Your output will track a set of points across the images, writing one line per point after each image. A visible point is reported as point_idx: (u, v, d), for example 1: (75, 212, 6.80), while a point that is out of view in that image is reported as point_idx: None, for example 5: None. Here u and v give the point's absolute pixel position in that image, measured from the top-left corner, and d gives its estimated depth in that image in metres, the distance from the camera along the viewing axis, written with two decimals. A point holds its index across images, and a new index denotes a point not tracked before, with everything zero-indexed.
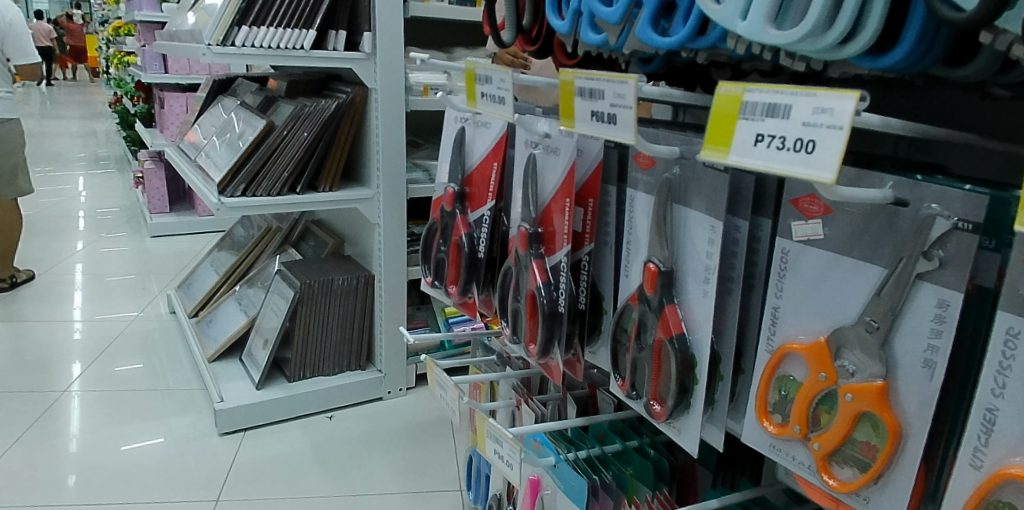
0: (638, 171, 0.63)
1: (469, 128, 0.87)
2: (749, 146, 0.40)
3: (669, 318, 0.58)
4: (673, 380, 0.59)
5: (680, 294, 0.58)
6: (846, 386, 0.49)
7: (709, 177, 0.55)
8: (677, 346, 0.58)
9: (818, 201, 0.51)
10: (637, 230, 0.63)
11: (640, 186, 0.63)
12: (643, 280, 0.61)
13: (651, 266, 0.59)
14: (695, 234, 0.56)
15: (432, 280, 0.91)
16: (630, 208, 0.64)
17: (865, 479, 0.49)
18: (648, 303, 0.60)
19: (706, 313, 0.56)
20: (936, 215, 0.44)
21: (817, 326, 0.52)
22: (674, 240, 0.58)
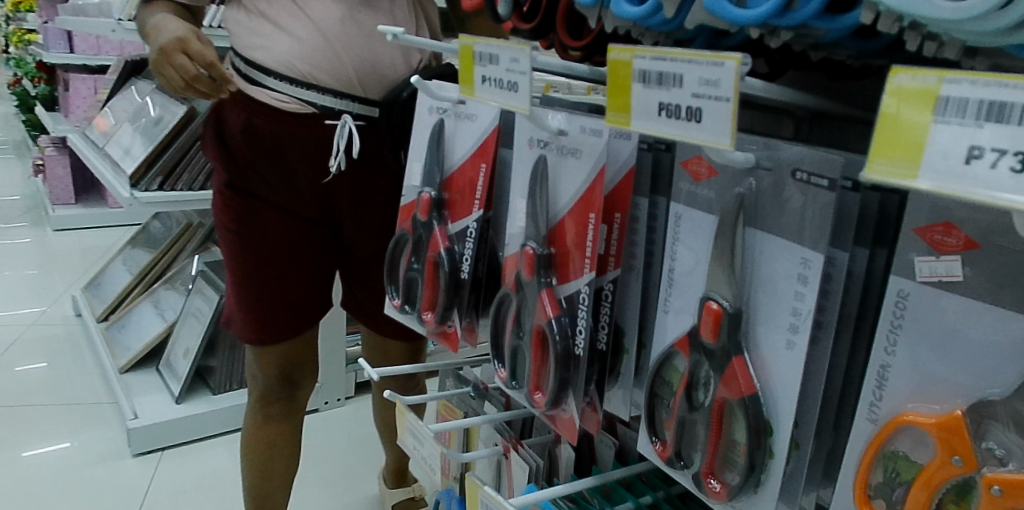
0: (686, 182, 0.49)
1: (448, 120, 0.71)
2: (958, 165, 0.26)
3: (738, 374, 0.46)
4: (743, 449, 0.47)
5: (752, 342, 0.46)
6: (992, 479, 0.37)
7: (800, 195, 0.41)
8: (749, 410, 0.45)
9: (955, 232, 0.38)
10: (684, 256, 0.50)
11: (688, 201, 0.49)
12: (698, 324, 0.47)
13: (713, 306, 0.46)
14: (778, 268, 0.43)
15: (401, 303, 0.75)
16: (674, 228, 0.50)
17: None
18: (709, 353, 0.47)
19: (791, 371, 0.43)
20: None
21: (949, 394, 0.39)
22: (745, 272, 0.45)
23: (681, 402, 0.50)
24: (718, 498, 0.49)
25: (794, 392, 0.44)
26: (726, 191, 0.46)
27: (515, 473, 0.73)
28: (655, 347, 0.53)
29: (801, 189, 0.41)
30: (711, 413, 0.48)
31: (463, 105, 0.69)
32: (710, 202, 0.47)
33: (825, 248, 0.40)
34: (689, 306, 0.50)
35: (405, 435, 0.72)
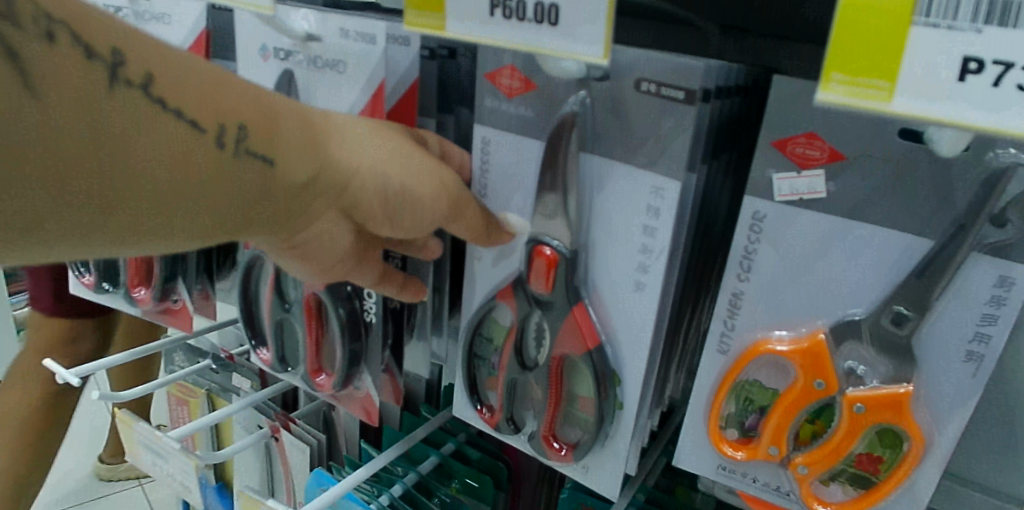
0: (492, 99, 0.39)
1: (127, 23, 0.50)
2: (947, 82, 0.20)
3: (582, 324, 0.39)
4: (590, 404, 0.41)
5: (593, 284, 0.39)
6: (856, 396, 0.35)
7: (651, 108, 0.34)
8: (597, 361, 0.39)
9: (818, 144, 0.33)
10: (497, 190, 0.41)
11: (497, 122, 0.39)
12: (527, 275, 0.40)
13: (549, 251, 0.38)
14: (624, 200, 0.36)
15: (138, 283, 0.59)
16: (482, 157, 0.41)
17: (869, 505, 0.36)
18: (544, 308, 0.40)
19: (642, 316, 0.37)
20: (1017, 166, 0.30)
21: (804, 314, 0.36)
22: (582, 208, 0.38)
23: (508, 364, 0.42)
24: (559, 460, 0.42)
25: (648, 338, 0.37)
26: (549, 110, 0.37)
27: (291, 457, 0.59)
28: (468, 301, 0.44)
29: (649, 102, 0.34)
30: (551, 371, 0.41)
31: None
32: (527, 122, 0.38)
33: (689, 174, 0.34)
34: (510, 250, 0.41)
35: (140, 452, 0.55)
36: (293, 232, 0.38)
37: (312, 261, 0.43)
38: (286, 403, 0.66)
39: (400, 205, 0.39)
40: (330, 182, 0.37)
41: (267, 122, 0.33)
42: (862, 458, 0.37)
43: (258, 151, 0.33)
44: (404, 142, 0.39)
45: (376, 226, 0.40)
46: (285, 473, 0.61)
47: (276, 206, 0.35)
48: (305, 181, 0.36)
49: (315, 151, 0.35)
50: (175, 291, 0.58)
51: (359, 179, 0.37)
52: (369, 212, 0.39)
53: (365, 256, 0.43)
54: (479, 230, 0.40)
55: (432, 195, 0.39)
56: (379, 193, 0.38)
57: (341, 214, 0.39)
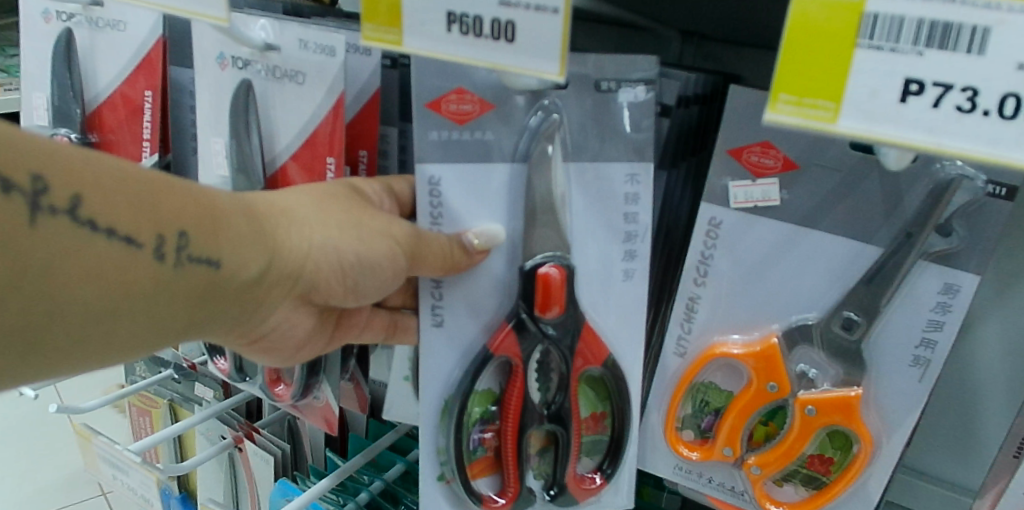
0: (440, 132, 0.37)
1: (79, 30, 0.49)
2: (889, 103, 0.21)
3: (591, 341, 0.39)
4: (601, 422, 0.42)
5: (585, 298, 0.39)
6: (807, 399, 0.36)
7: (621, 109, 0.36)
8: (612, 374, 0.40)
9: (771, 153, 0.34)
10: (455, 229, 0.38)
11: (448, 157, 0.37)
12: (526, 303, 0.38)
13: (557, 269, 0.37)
14: (602, 194, 0.38)
15: None
16: (432, 205, 0.38)
17: (819, 503, 0.38)
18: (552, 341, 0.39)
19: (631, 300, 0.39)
20: (960, 177, 0.31)
21: (760, 319, 0.37)
22: (542, 228, 0.37)
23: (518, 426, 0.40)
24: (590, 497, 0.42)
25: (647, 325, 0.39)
26: (507, 124, 0.37)
27: (255, 467, 0.58)
28: (441, 374, 0.40)
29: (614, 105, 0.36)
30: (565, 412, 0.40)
31: (100, 7, 0.48)
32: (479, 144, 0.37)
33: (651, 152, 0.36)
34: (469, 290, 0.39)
35: (100, 465, 0.53)
36: (253, 321, 0.37)
37: (275, 350, 0.42)
38: (249, 411, 0.65)
39: (359, 269, 0.38)
40: (284, 266, 0.36)
41: (210, 222, 0.32)
42: (813, 459, 0.39)
43: (202, 255, 0.32)
44: (351, 207, 0.38)
45: (336, 297, 0.40)
46: (249, 483, 0.60)
47: (232, 301, 0.35)
48: (258, 274, 0.35)
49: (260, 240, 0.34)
50: None
51: (310, 257, 0.37)
52: (329, 286, 0.39)
53: (336, 324, 0.44)
54: (448, 263, 0.37)
55: (388, 257, 0.38)
56: (336, 267, 0.38)
57: (299, 297, 0.39)
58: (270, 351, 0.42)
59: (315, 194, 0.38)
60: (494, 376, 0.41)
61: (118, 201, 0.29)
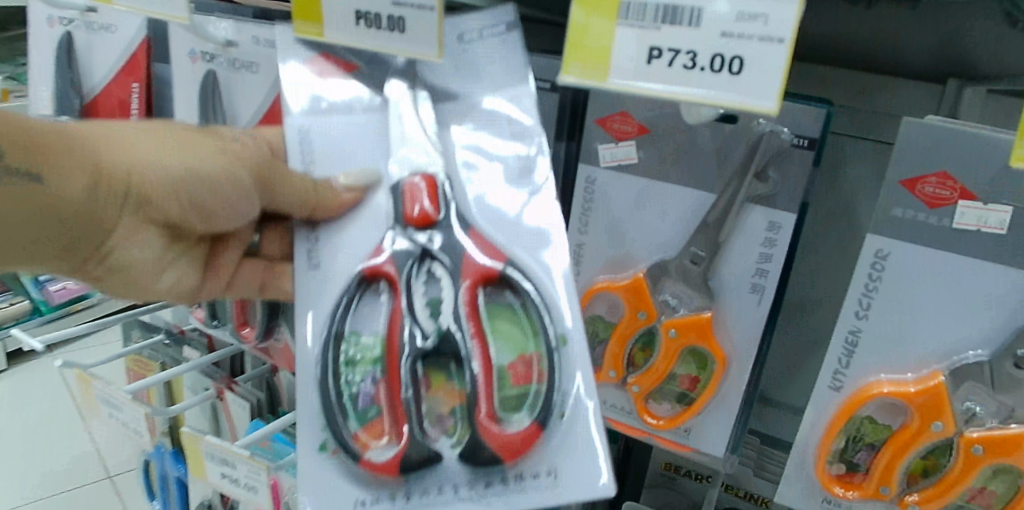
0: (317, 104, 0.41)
1: (78, 32, 0.58)
2: (640, 64, 0.29)
3: (478, 245, 0.38)
4: (533, 366, 0.37)
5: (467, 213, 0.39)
6: (670, 322, 0.43)
7: None
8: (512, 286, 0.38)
9: (629, 120, 0.42)
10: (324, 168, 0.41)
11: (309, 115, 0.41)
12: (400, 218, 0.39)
13: (426, 177, 0.39)
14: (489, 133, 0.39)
15: None
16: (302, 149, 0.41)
17: (688, 415, 0.44)
18: (429, 251, 0.39)
19: (502, 208, 0.39)
20: (771, 133, 0.39)
21: (632, 261, 0.45)
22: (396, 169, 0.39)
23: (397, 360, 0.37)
24: (518, 456, 0.35)
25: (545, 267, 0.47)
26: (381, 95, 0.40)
27: (235, 414, 0.67)
28: (318, 321, 0.39)
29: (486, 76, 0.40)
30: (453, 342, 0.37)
31: (95, 13, 0.57)
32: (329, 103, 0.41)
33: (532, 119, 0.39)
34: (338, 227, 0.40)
35: (99, 406, 0.62)
36: (94, 240, 0.42)
37: (132, 277, 0.46)
38: (233, 370, 0.74)
39: (197, 191, 0.41)
40: (115, 185, 0.40)
41: (25, 143, 0.36)
42: (685, 378, 0.46)
43: (16, 166, 0.36)
44: (192, 138, 0.42)
45: (186, 221, 0.43)
46: (230, 430, 0.69)
47: (62, 215, 0.39)
48: (85, 189, 0.39)
49: (84, 157, 0.38)
50: None
51: (143, 176, 0.40)
52: (170, 209, 0.42)
53: (216, 251, 0.50)
54: (312, 196, 0.39)
55: (228, 172, 0.41)
56: (171, 190, 0.41)
57: (143, 221, 0.43)
58: (135, 278, 0.47)
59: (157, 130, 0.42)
60: (375, 319, 0.39)
61: None
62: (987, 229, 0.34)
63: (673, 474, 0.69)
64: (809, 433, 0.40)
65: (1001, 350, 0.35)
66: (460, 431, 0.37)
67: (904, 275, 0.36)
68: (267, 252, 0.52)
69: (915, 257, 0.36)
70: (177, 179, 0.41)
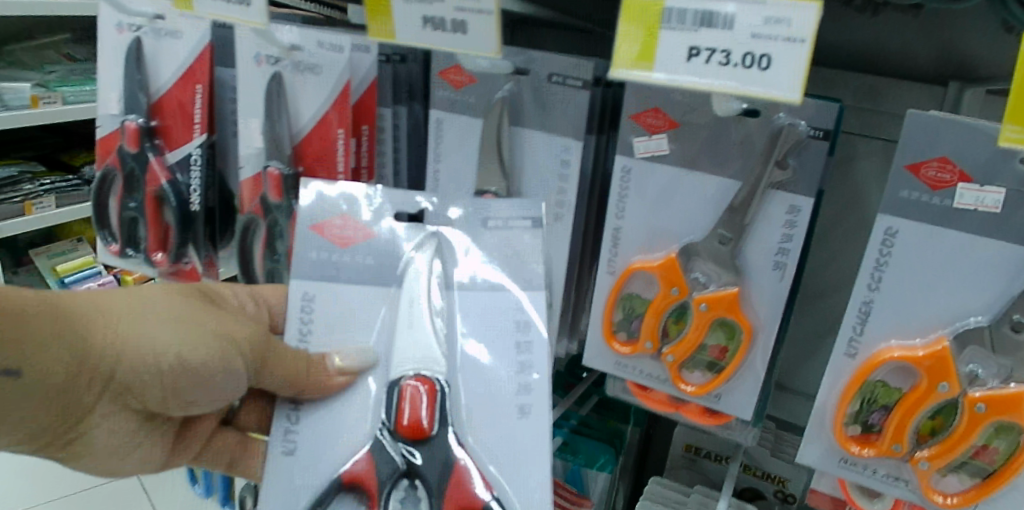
0: (320, 251, 0.50)
1: (145, 38, 0.63)
2: (681, 61, 0.33)
3: (414, 413, 0.45)
4: None
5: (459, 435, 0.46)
6: (701, 297, 0.48)
7: None
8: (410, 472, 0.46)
9: (661, 115, 0.47)
10: (320, 340, 0.50)
11: (319, 276, 0.50)
12: (393, 425, 0.46)
13: (426, 382, 0.46)
14: (496, 323, 0.48)
15: (121, 247, 0.66)
16: (305, 313, 0.50)
17: (719, 382, 0.49)
18: (413, 468, 0.46)
19: (478, 424, 0.47)
20: (790, 125, 0.44)
21: (664, 243, 0.49)
22: (406, 350, 0.47)
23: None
24: None
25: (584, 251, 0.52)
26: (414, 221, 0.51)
27: None
28: (294, 494, 0.47)
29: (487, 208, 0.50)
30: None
31: (162, 20, 0.61)
32: (363, 267, 0.50)
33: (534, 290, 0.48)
34: (327, 416, 0.49)
35: None
36: (79, 433, 0.49)
37: (95, 458, 0.52)
38: None
39: (187, 371, 0.48)
40: (99, 365, 0.47)
41: (13, 323, 0.43)
42: (714, 349, 0.50)
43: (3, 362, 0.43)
44: (182, 315, 0.49)
45: (163, 407, 0.50)
46: None
47: (50, 394, 0.46)
48: (67, 373, 0.46)
49: (74, 338, 0.46)
50: (187, 255, 0.65)
51: (128, 359, 0.47)
52: (150, 396, 0.49)
53: (183, 436, 0.56)
54: (305, 380, 0.47)
55: (221, 355, 0.48)
56: (155, 379, 0.48)
57: (115, 405, 0.49)
58: (109, 458, 0.52)
59: (150, 299, 0.50)
60: None
61: None
62: (985, 208, 0.38)
63: (695, 456, 0.73)
64: (827, 397, 0.44)
65: (999, 316, 0.39)
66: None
67: (912, 251, 0.40)
68: (243, 422, 0.59)
69: (921, 236, 0.40)
70: (162, 352, 0.47)
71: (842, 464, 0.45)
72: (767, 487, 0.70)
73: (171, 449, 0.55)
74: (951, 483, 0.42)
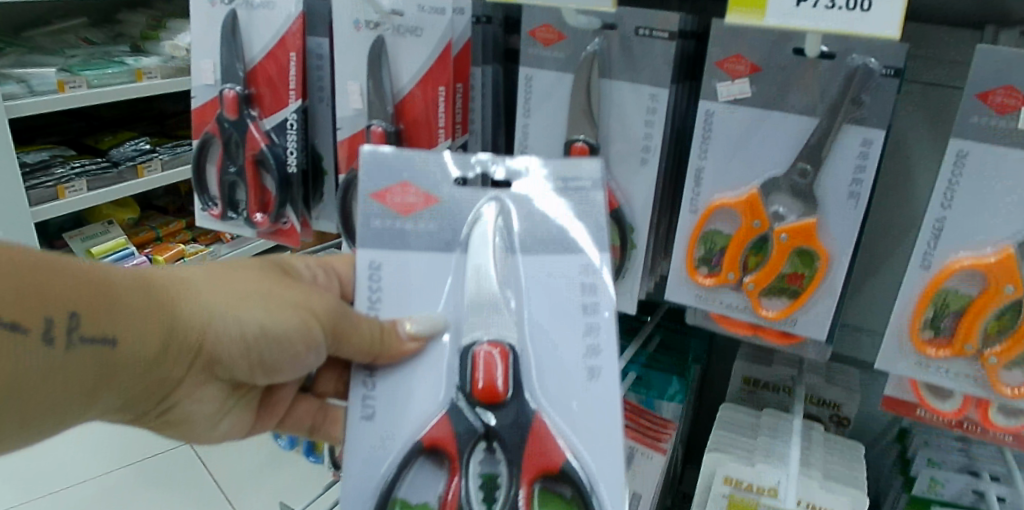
0: (384, 220, 0.49)
1: (239, 10, 0.67)
2: (792, 7, 0.39)
3: (490, 378, 0.46)
4: None
5: (532, 399, 0.47)
6: (782, 228, 0.53)
7: None
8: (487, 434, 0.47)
9: (743, 61, 0.52)
10: (389, 310, 0.50)
11: (384, 245, 0.49)
12: (468, 389, 0.47)
13: (499, 346, 0.46)
14: (562, 287, 0.48)
15: (223, 211, 0.72)
16: (372, 279, 0.50)
17: (798, 305, 0.55)
18: (489, 430, 0.47)
19: (552, 390, 0.47)
20: (866, 65, 0.49)
21: (745, 180, 0.54)
22: (476, 317, 0.48)
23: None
24: None
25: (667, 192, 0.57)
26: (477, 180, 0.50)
27: None
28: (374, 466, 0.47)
29: (554, 165, 0.49)
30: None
31: None
32: (427, 233, 0.49)
33: (601, 250, 0.48)
34: (400, 382, 0.49)
35: None
36: (168, 394, 0.53)
37: (189, 424, 0.58)
38: None
39: (269, 340, 0.52)
40: (187, 336, 0.50)
41: (106, 297, 0.45)
42: (790, 276, 0.55)
43: (94, 336, 0.45)
44: (256, 287, 0.53)
45: (250, 373, 0.55)
46: None
47: (145, 364, 0.49)
48: (158, 346, 0.49)
49: (161, 314, 0.48)
50: (285, 215, 0.70)
51: (214, 329, 0.51)
52: (234, 360, 0.53)
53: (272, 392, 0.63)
54: (375, 345, 0.47)
55: (303, 322, 0.51)
56: (238, 340, 0.52)
57: (202, 370, 0.53)
58: (196, 423, 0.58)
59: (222, 273, 0.53)
60: (431, 483, 0.48)
61: (31, 291, 0.43)
62: None
63: (754, 388, 0.78)
64: (903, 308, 0.50)
65: None
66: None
67: (980, 170, 0.45)
68: (320, 389, 0.65)
69: (989, 157, 0.45)
70: (245, 316, 0.51)
71: (917, 367, 0.50)
72: (823, 413, 0.76)
73: (257, 416, 0.62)
74: (1015, 376, 0.48)
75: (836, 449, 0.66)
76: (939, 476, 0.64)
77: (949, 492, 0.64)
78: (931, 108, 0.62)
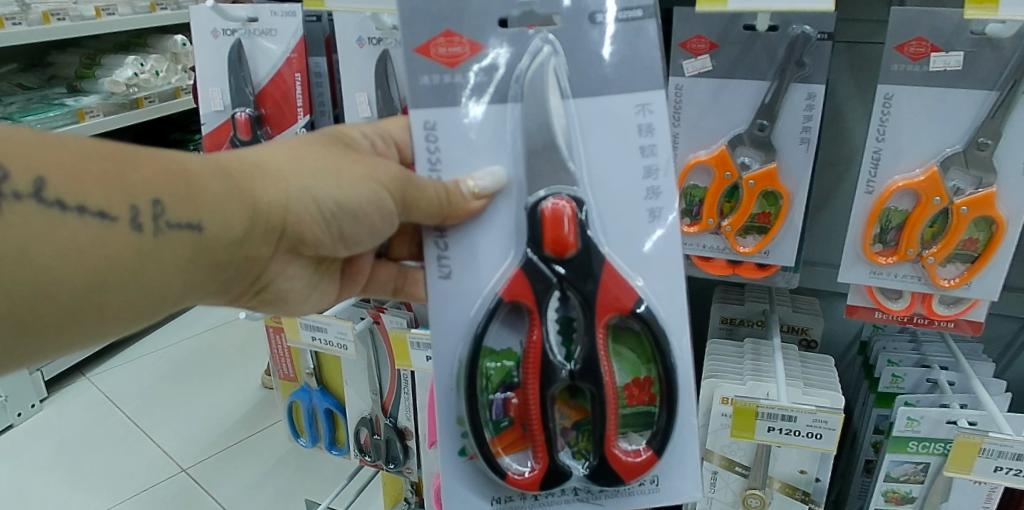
0: (431, 74, 0.51)
1: (241, 39, 0.73)
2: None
3: (564, 229, 0.50)
4: (647, 387, 0.54)
5: (598, 244, 0.52)
6: (749, 176, 0.63)
7: None
8: (563, 285, 0.51)
9: (703, 40, 0.62)
10: (452, 168, 0.52)
11: (437, 102, 0.51)
12: (538, 243, 0.51)
13: (562, 199, 0.50)
14: (620, 133, 0.52)
15: None
16: (429, 136, 0.52)
17: (769, 239, 0.65)
18: (562, 278, 0.51)
19: (613, 233, 0.52)
20: (809, 33, 0.59)
21: (714, 140, 0.64)
22: (542, 171, 0.51)
23: (542, 384, 0.51)
24: (635, 474, 0.52)
25: None
26: (491, 63, 0.52)
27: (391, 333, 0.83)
28: (456, 318, 0.52)
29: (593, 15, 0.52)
30: (597, 369, 0.51)
31: (256, 22, 0.73)
32: (474, 85, 0.52)
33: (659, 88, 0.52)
34: (467, 243, 0.52)
35: (301, 334, 0.83)
36: (257, 275, 0.54)
37: (275, 304, 0.61)
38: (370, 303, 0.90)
39: (346, 215, 0.51)
40: (271, 217, 0.49)
41: (185, 183, 0.46)
42: (759, 215, 0.66)
43: (179, 222, 0.45)
44: (327, 160, 0.51)
45: (332, 248, 0.54)
46: (388, 350, 0.84)
47: (233, 248, 0.49)
48: (243, 230, 0.48)
49: (243, 198, 0.48)
50: None
51: (295, 210, 0.50)
52: (318, 237, 0.53)
53: (349, 270, 0.65)
54: (444, 205, 0.50)
55: (375, 191, 0.51)
56: (316, 215, 0.51)
57: (288, 250, 0.54)
58: (290, 299, 0.60)
59: (291, 148, 0.51)
60: (510, 336, 0.53)
61: (112, 187, 0.43)
62: (951, 68, 0.54)
63: (731, 326, 0.86)
64: (857, 220, 0.60)
65: (969, 141, 0.55)
66: (581, 442, 0.54)
67: (904, 107, 0.56)
68: (395, 253, 0.67)
69: (909, 96, 0.56)
70: (319, 192, 0.50)
71: (872, 276, 0.61)
72: (792, 339, 0.85)
73: (341, 286, 0.65)
74: (950, 270, 0.60)
75: (811, 362, 0.77)
76: (899, 371, 0.75)
77: (908, 384, 0.76)
78: (855, 64, 0.73)
